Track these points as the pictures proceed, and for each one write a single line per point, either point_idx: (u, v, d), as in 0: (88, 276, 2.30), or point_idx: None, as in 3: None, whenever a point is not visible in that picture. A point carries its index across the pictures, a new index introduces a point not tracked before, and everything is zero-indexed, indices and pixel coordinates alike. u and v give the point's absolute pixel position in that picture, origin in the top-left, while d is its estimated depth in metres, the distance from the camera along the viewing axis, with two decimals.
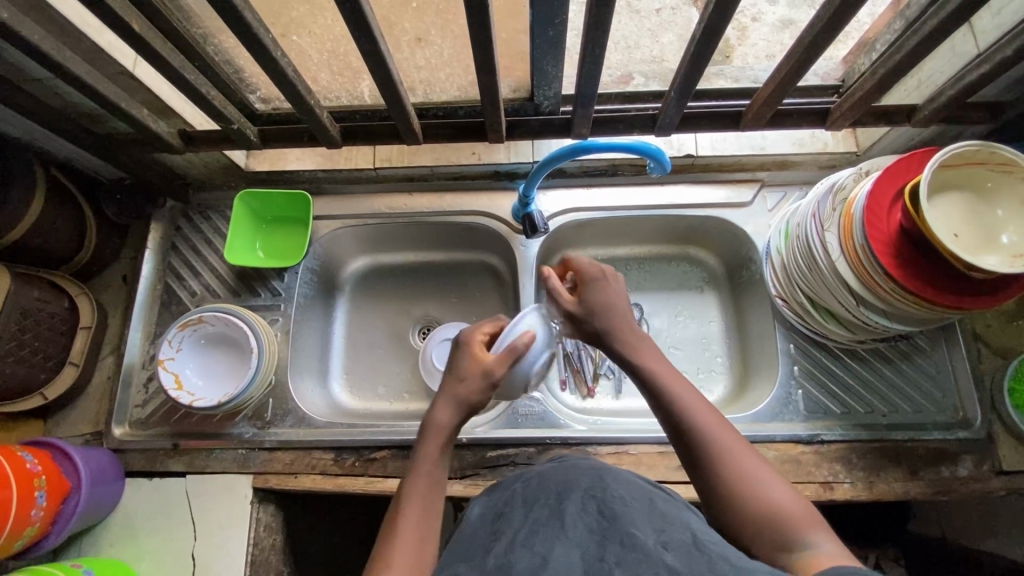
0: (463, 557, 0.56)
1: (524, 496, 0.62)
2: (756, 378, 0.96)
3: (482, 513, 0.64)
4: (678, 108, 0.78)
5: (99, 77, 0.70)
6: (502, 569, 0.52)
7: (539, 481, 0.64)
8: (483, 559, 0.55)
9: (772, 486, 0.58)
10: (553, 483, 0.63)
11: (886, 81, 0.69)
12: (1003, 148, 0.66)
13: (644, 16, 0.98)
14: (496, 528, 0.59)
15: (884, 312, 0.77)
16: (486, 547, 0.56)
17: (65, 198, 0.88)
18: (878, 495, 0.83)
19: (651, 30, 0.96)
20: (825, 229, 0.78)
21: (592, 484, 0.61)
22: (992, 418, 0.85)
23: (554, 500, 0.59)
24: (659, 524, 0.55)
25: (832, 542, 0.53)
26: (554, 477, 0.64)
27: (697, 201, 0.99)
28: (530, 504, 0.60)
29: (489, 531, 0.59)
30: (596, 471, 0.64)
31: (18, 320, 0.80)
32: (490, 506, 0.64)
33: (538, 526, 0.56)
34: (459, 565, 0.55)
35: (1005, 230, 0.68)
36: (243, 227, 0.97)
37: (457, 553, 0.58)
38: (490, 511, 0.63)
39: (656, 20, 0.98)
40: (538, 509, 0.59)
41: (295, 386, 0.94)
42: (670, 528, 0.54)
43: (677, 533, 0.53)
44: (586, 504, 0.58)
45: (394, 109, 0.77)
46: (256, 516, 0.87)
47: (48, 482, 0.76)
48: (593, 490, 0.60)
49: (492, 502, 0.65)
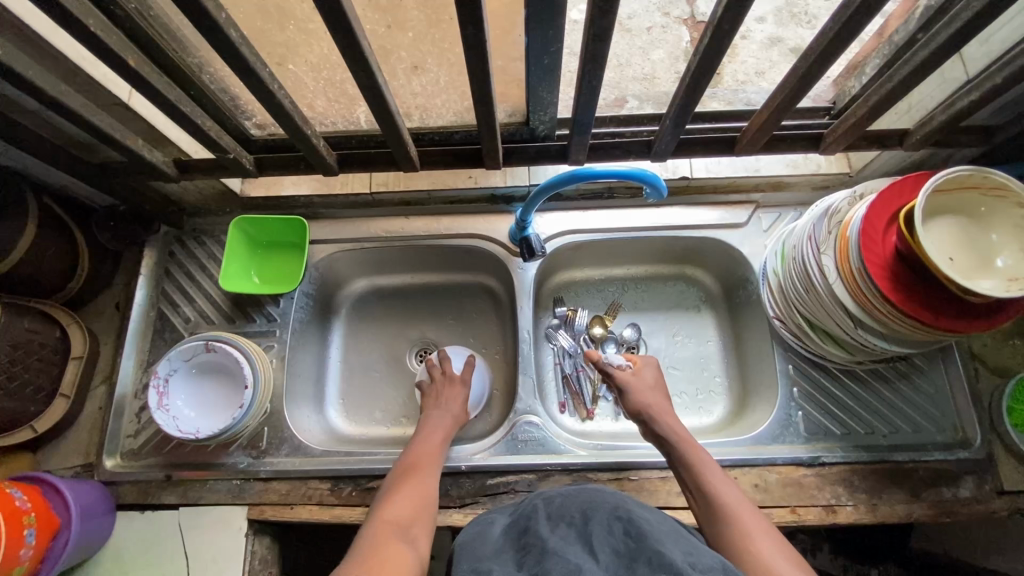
0: (492, 562, 0.56)
1: (548, 512, 0.62)
2: (756, 399, 0.96)
3: (502, 531, 0.63)
4: (675, 135, 0.78)
5: (94, 108, 0.69)
6: None
7: (564, 500, 0.64)
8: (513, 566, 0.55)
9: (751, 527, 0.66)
10: (576, 502, 0.63)
11: (879, 107, 0.70)
12: (995, 173, 0.67)
13: (636, 34, 1.02)
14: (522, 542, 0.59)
15: (881, 334, 0.77)
16: (515, 555, 0.57)
17: (57, 227, 0.87)
18: (881, 518, 0.82)
19: (641, 48, 1.00)
20: (821, 251, 0.79)
21: (618, 506, 0.61)
22: (991, 438, 0.85)
23: (580, 519, 0.60)
24: (687, 547, 0.55)
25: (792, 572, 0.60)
26: (578, 496, 0.64)
27: (694, 222, 0.99)
28: (555, 522, 0.60)
29: (513, 545, 0.59)
30: (619, 495, 0.65)
31: (9, 351, 0.79)
32: (513, 521, 0.64)
33: (566, 542, 0.56)
34: (493, 566, 0.54)
35: (1000, 253, 0.68)
36: (237, 253, 0.96)
37: (481, 556, 0.58)
38: (510, 530, 0.63)
39: (647, 38, 1.02)
40: (563, 527, 0.59)
41: (291, 415, 0.93)
42: (701, 551, 0.55)
43: (705, 557, 0.54)
44: (613, 524, 0.58)
45: (391, 137, 0.77)
46: (251, 549, 0.85)
47: (38, 519, 0.74)
48: (621, 511, 0.60)
49: (514, 518, 0.65)
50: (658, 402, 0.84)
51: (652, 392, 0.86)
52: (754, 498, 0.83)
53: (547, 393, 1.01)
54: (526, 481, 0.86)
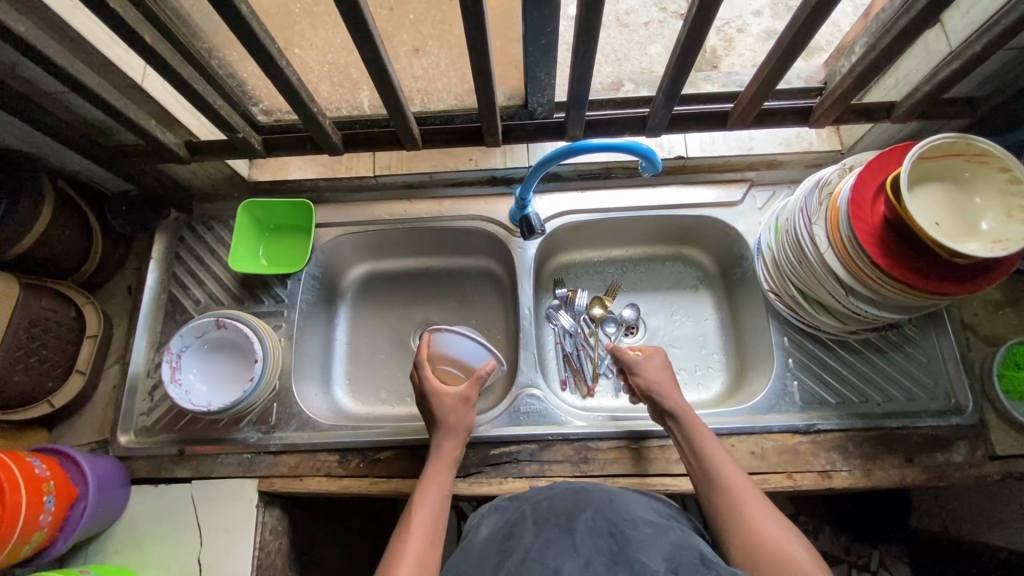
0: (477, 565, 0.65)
1: (534, 515, 0.70)
2: (752, 372, 0.98)
3: (486, 527, 0.70)
4: (666, 109, 0.81)
5: (109, 89, 0.72)
6: None
7: (554, 501, 0.72)
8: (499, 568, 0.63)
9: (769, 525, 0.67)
10: (562, 506, 0.70)
11: (864, 78, 0.73)
12: (978, 139, 0.69)
13: (633, 30, 1.02)
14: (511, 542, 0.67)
15: (873, 301, 0.79)
16: (497, 554, 0.65)
17: (72, 210, 0.90)
18: (875, 482, 0.84)
19: (639, 42, 1.00)
20: (813, 223, 0.81)
21: (604, 506, 0.70)
22: (983, 404, 0.87)
23: (565, 520, 0.68)
24: (669, 548, 0.63)
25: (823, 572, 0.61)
26: (565, 498, 0.72)
27: (690, 201, 1.01)
28: (542, 524, 0.68)
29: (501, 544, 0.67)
30: (608, 495, 0.72)
31: (26, 328, 0.82)
32: (500, 516, 0.72)
33: (550, 544, 0.64)
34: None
35: (984, 217, 0.71)
36: (246, 235, 0.99)
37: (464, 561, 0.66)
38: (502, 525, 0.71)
39: (644, 33, 1.02)
40: (550, 528, 0.67)
41: (299, 391, 0.95)
42: (682, 548, 0.62)
43: (686, 556, 0.61)
44: (597, 527, 0.66)
45: (394, 116, 0.80)
46: (261, 520, 0.87)
47: (56, 487, 0.76)
48: (604, 513, 0.68)
49: (502, 513, 0.72)
50: (667, 383, 0.82)
51: (661, 375, 0.83)
52: (752, 464, 0.85)
53: (549, 370, 1.03)
54: (528, 451, 0.88)
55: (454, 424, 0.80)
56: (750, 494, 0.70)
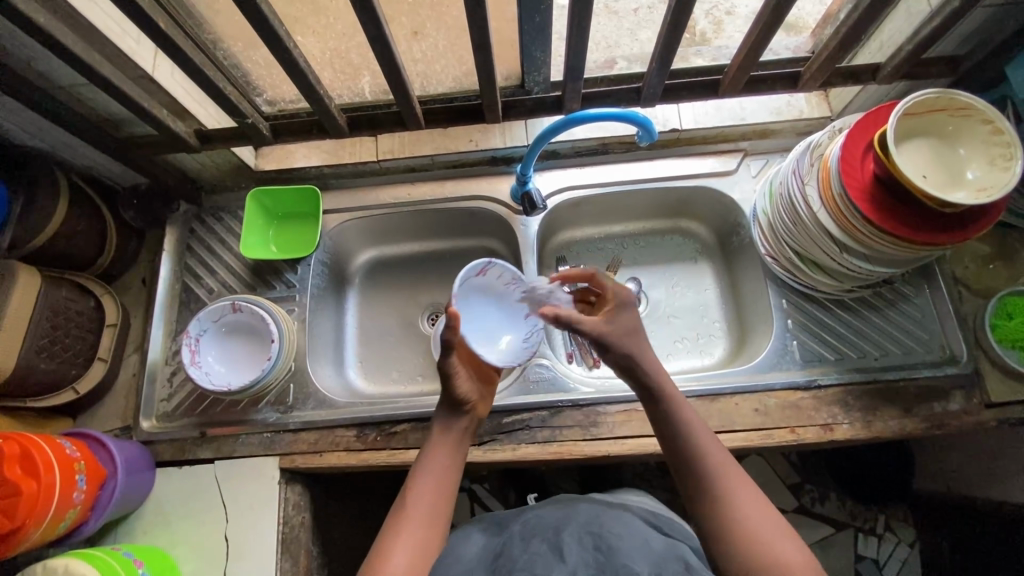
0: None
1: (524, 529, 0.77)
2: (753, 335, 1.01)
3: (481, 548, 0.78)
4: (659, 79, 0.84)
5: (122, 78, 0.75)
6: None
7: (543, 517, 0.78)
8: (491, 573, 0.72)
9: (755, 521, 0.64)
10: (553, 519, 0.77)
11: (848, 39, 0.76)
12: (960, 93, 0.72)
13: (622, 16, 0.99)
14: (501, 555, 0.74)
15: (866, 256, 0.83)
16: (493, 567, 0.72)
17: (87, 203, 0.93)
18: (876, 433, 0.87)
19: (629, 28, 0.99)
20: (806, 183, 0.84)
21: (590, 519, 0.76)
22: (978, 354, 0.90)
23: (553, 531, 0.74)
24: (654, 558, 0.69)
25: None
26: (556, 513, 0.78)
27: (687, 173, 1.04)
28: (530, 537, 0.75)
29: (489, 560, 0.75)
30: (594, 511, 0.78)
31: (48, 318, 0.85)
32: (490, 541, 0.80)
33: (540, 553, 0.71)
34: None
35: (969, 166, 0.74)
36: (256, 223, 1.02)
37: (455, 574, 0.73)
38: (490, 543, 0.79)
39: (634, 19, 0.99)
40: (538, 539, 0.74)
41: (314, 371, 0.98)
42: (666, 559, 0.69)
43: (669, 565, 0.68)
44: (584, 538, 0.72)
45: (398, 95, 0.83)
46: (284, 496, 0.90)
47: (87, 466, 0.79)
48: (590, 525, 0.74)
49: (494, 537, 0.80)
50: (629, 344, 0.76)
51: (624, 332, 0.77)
52: (756, 421, 0.88)
53: (555, 344, 1.06)
54: (539, 418, 0.91)
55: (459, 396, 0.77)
56: (755, 504, 0.66)
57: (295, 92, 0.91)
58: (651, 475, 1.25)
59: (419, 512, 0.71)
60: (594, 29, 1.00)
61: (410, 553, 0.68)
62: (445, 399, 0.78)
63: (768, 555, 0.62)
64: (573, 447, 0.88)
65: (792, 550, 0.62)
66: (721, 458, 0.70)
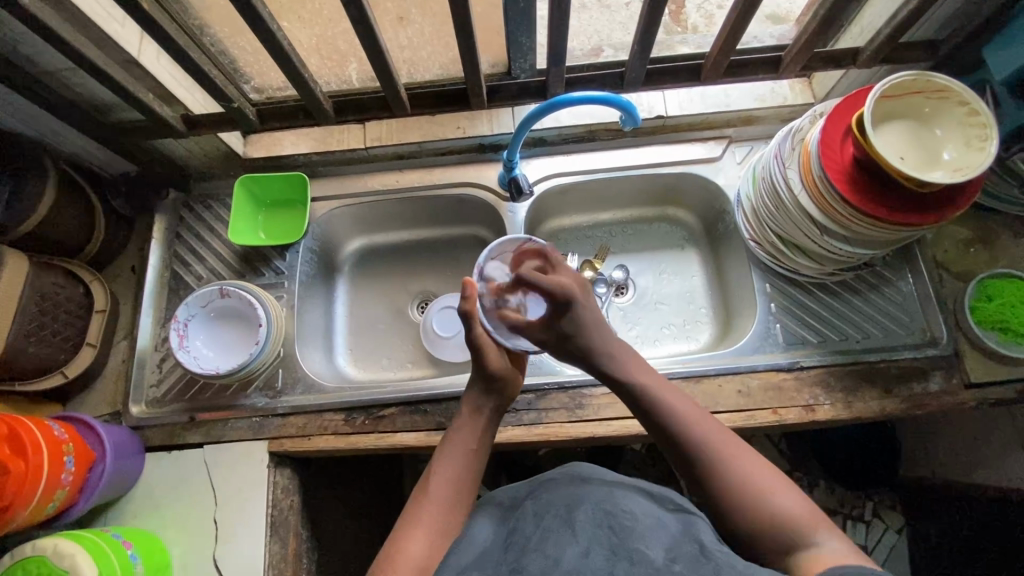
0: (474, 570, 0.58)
1: (533, 506, 0.63)
2: (737, 319, 1.02)
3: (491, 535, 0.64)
4: (641, 63, 0.85)
5: (108, 63, 0.76)
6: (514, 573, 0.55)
7: (547, 494, 0.64)
8: (496, 564, 0.58)
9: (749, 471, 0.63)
10: (560, 491, 0.64)
11: (825, 24, 0.77)
12: (936, 76, 0.73)
13: (615, 10, 1.00)
14: (508, 542, 0.60)
15: (846, 238, 0.84)
16: (497, 563, 0.58)
17: (75, 190, 0.94)
18: (857, 414, 0.88)
19: (621, 22, 0.99)
20: (787, 167, 0.85)
21: (602, 496, 0.61)
22: (958, 336, 0.91)
23: (563, 512, 0.60)
24: (669, 539, 0.57)
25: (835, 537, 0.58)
26: (562, 484, 0.65)
27: (673, 159, 1.05)
28: (539, 515, 0.61)
29: (498, 545, 0.61)
30: (605, 485, 0.64)
31: (37, 303, 0.86)
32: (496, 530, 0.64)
33: (548, 534, 0.58)
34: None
35: (945, 148, 0.75)
36: (244, 211, 1.03)
37: (465, 561, 0.60)
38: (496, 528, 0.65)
39: (626, 13, 1.00)
40: (547, 519, 0.60)
41: (303, 356, 0.99)
42: (680, 540, 0.57)
43: (686, 546, 0.56)
44: (597, 516, 0.59)
45: (383, 79, 0.84)
46: (273, 479, 0.91)
47: (75, 448, 0.80)
48: (603, 503, 0.60)
49: (500, 520, 0.66)
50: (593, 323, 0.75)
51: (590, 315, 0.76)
52: (739, 402, 0.89)
53: None
54: (525, 401, 0.92)
55: (495, 373, 0.79)
56: (742, 455, 0.65)
57: (282, 79, 0.92)
58: (641, 462, 1.27)
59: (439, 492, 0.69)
60: (585, 22, 1.00)
61: (428, 532, 0.65)
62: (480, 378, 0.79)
63: (769, 507, 0.61)
64: (558, 429, 0.89)
65: (788, 495, 0.62)
66: (697, 415, 0.69)
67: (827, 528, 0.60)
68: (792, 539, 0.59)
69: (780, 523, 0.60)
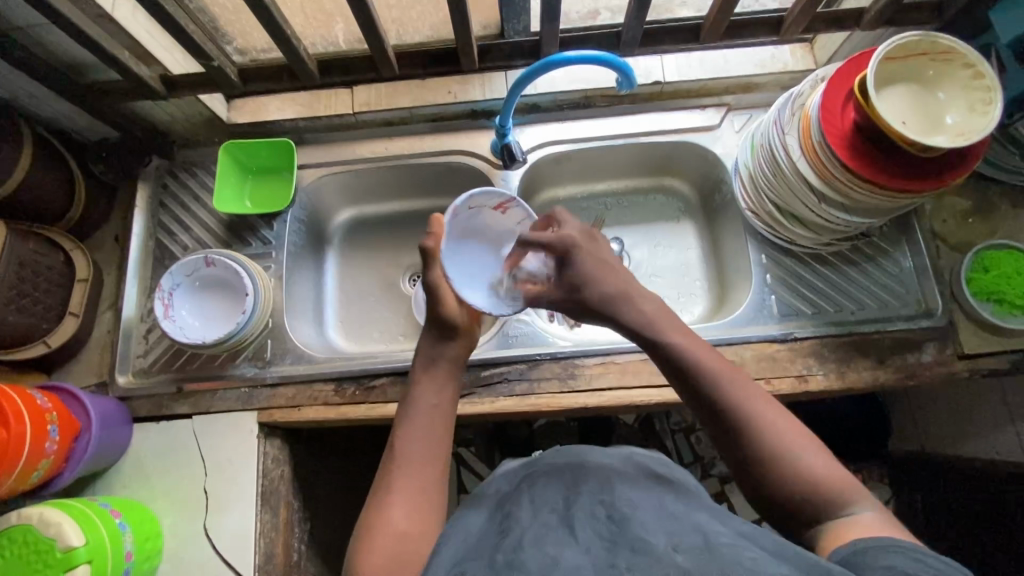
0: (471, 561, 0.56)
1: (532, 494, 0.62)
2: (732, 292, 1.01)
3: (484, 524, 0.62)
4: (637, 22, 0.82)
5: (80, 17, 0.73)
6: (511, 567, 0.52)
7: (545, 484, 0.63)
8: (491, 556, 0.55)
9: (795, 440, 0.59)
10: (559, 482, 0.62)
11: None
12: (942, 36, 0.71)
13: None
14: (504, 527, 0.59)
15: (844, 207, 0.82)
16: (492, 553, 0.56)
17: (52, 154, 0.91)
18: (849, 383, 0.88)
19: None
20: (786, 133, 0.83)
21: (601, 487, 0.60)
22: (953, 307, 0.90)
23: (562, 504, 0.59)
24: (672, 524, 0.54)
25: (875, 510, 0.56)
26: (562, 473, 0.64)
27: (670, 127, 1.02)
28: (538, 505, 0.60)
29: (496, 530, 0.59)
30: (603, 474, 0.62)
31: (15, 270, 0.83)
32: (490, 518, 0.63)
33: (546, 527, 0.56)
34: (468, 564, 0.55)
35: (949, 112, 0.74)
36: (230, 178, 1.00)
37: (461, 551, 0.58)
38: (494, 513, 0.63)
39: None
40: (546, 511, 0.59)
41: (293, 327, 0.97)
42: (682, 525, 0.54)
43: (688, 535, 0.52)
44: (596, 509, 0.57)
45: (370, 39, 0.81)
46: (263, 450, 0.90)
47: (59, 417, 0.78)
48: (602, 494, 0.59)
49: (498, 510, 0.63)
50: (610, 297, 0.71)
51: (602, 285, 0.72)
52: None
53: None
54: (518, 371, 0.91)
55: (449, 319, 0.74)
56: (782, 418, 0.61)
57: (267, 40, 0.89)
58: (633, 436, 1.28)
59: (410, 457, 0.66)
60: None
61: (403, 499, 0.63)
62: (438, 322, 0.74)
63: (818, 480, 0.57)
64: (551, 399, 0.89)
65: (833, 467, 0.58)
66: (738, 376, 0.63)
67: (862, 496, 0.57)
68: (822, 509, 0.57)
69: (816, 494, 0.57)
